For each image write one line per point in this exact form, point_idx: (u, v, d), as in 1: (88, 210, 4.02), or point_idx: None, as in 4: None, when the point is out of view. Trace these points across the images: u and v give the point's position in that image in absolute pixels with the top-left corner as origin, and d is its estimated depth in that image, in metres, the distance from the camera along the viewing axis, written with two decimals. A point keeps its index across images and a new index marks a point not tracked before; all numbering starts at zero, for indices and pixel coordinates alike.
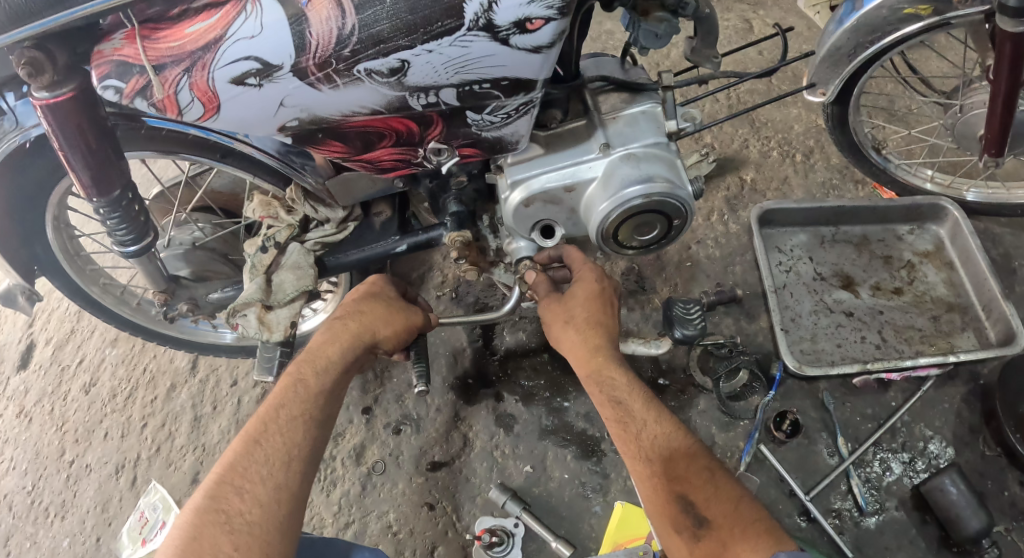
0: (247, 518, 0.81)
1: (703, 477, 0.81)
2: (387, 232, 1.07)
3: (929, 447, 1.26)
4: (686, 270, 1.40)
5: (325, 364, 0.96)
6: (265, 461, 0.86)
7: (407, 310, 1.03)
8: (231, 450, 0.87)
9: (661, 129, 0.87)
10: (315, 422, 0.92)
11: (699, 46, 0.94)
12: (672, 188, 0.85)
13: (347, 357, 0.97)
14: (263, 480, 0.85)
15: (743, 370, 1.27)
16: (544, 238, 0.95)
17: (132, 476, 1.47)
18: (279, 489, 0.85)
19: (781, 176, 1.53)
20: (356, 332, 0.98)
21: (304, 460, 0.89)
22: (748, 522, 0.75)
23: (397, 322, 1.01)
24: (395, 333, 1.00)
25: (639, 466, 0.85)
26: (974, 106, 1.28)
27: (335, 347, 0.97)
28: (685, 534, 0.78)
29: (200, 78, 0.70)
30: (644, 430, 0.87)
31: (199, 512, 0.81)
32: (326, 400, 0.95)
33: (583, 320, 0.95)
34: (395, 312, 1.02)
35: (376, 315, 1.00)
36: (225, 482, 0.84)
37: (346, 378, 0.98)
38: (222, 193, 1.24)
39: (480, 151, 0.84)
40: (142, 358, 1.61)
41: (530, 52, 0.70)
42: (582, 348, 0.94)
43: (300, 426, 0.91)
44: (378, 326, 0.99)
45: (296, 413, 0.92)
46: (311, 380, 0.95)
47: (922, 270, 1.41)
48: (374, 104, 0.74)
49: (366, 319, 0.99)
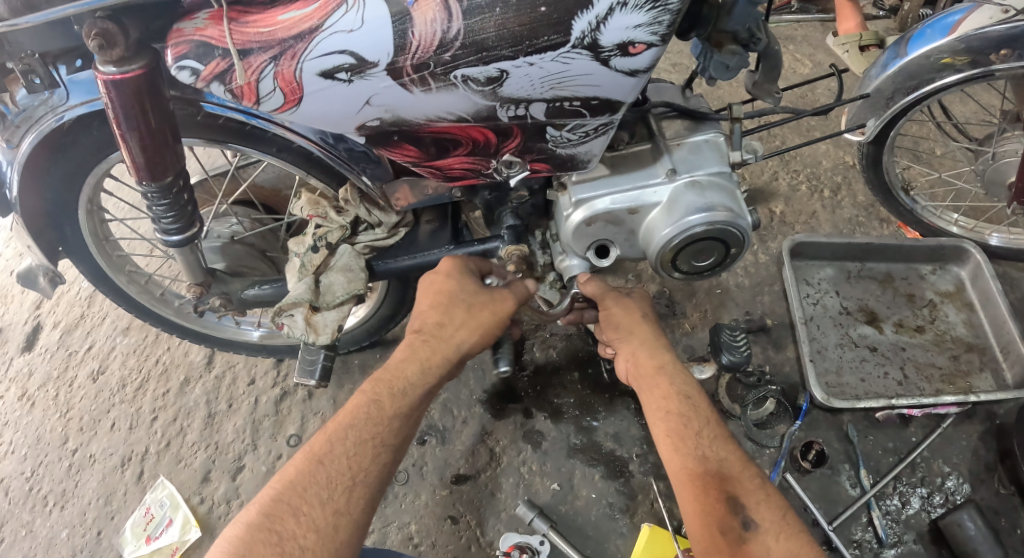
0: (300, 543, 0.78)
1: (755, 484, 0.83)
2: (439, 241, 1.08)
3: (946, 482, 1.28)
4: (715, 297, 1.41)
5: (399, 387, 0.90)
6: (328, 484, 0.82)
7: (501, 301, 0.95)
8: (295, 466, 0.84)
9: (725, 159, 0.89)
10: (392, 445, 0.88)
11: (760, 80, 0.96)
12: (734, 218, 0.87)
13: (426, 378, 0.91)
14: (323, 502, 0.81)
15: (771, 399, 1.28)
16: (600, 258, 0.95)
17: (139, 470, 1.44)
18: (339, 514, 0.81)
19: (809, 210, 1.55)
20: (439, 343, 0.92)
21: (369, 487, 0.85)
22: (794, 532, 0.79)
23: (483, 325, 0.94)
24: (482, 339, 0.94)
25: (689, 463, 0.84)
26: (1005, 154, 1.32)
27: (412, 367, 0.91)
28: (730, 534, 0.78)
29: (286, 67, 0.71)
30: (704, 431, 0.87)
31: (253, 528, 0.78)
32: (404, 422, 0.90)
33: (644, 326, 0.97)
34: (480, 308, 0.94)
35: (460, 323, 0.93)
36: (286, 498, 0.81)
37: (424, 403, 0.92)
38: (264, 187, 1.25)
39: (550, 167, 0.85)
40: (155, 350, 1.59)
41: (626, 75, 0.71)
42: (653, 341, 0.96)
43: (368, 451, 0.86)
44: (461, 333, 0.93)
45: (364, 437, 0.86)
46: (386, 403, 0.89)
47: (944, 310, 1.44)
48: (462, 111, 0.75)
49: (450, 328, 0.93)
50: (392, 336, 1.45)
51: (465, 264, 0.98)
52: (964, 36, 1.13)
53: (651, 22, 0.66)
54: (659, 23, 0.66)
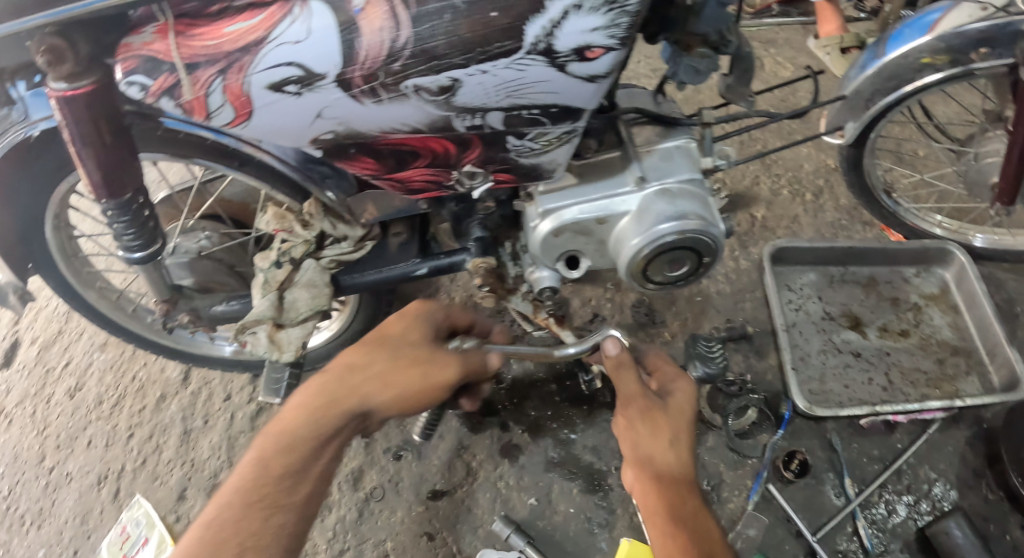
0: None
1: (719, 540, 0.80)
2: (406, 253, 1.05)
3: (933, 489, 1.26)
4: (696, 305, 1.38)
5: (289, 438, 0.82)
6: None
7: (438, 372, 0.89)
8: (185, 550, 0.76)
9: (696, 166, 0.86)
10: (287, 509, 0.80)
11: (733, 83, 0.94)
12: (706, 226, 0.84)
13: (322, 431, 0.82)
14: None
15: (752, 408, 1.25)
16: (570, 269, 0.93)
17: (115, 488, 1.39)
18: None
19: (791, 214, 1.52)
20: (349, 392, 0.84)
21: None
22: None
23: (402, 384, 0.86)
24: (393, 396, 0.86)
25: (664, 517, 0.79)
26: (988, 154, 1.31)
27: (302, 422, 0.82)
28: None
29: (234, 81, 0.68)
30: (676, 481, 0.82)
31: None
32: (305, 484, 0.82)
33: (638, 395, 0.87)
34: (406, 364, 0.87)
35: (375, 375, 0.86)
36: None
37: (327, 454, 0.84)
38: (233, 202, 1.23)
39: (515, 177, 0.83)
40: (132, 366, 1.54)
41: (584, 81, 0.69)
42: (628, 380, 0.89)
43: (266, 524, 0.79)
44: (376, 392, 0.85)
45: (251, 497, 0.79)
46: (274, 462, 0.80)
47: (928, 313, 1.42)
48: (416, 121, 0.74)
49: (361, 377, 0.85)
50: None
51: (427, 313, 0.96)
52: (943, 35, 1.11)
53: (609, 25, 0.64)
54: (617, 27, 0.64)
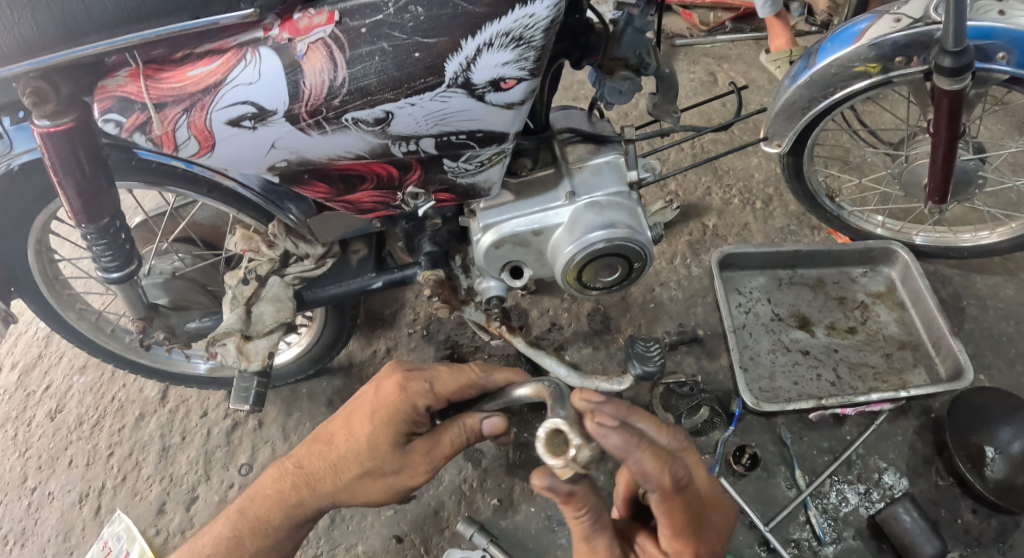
0: None
1: None
2: (364, 268, 1.12)
3: (883, 477, 1.32)
4: (650, 311, 1.45)
5: (264, 526, 0.96)
6: None
7: (404, 476, 0.91)
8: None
9: (623, 179, 0.94)
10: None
11: (660, 101, 1.01)
12: (633, 234, 0.91)
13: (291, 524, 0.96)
14: None
15: (704, 406, 1.31)
16: (514, 279, 0.99)
17: (97, 505, 1.44)
18: None
19: (741, 222, 1.60)
20: (319, 497, 0.93)
21: None
22: None
23: (369, 494, 0.92)
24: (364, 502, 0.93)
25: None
26: (918, 157, 1.39)
27: (276, 512, 0.95)
28: None
29: (198, 118, 0.77)
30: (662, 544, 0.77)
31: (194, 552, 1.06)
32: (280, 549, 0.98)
33: (678, 504, 0.72)
34: (374, 479, 0.91)
35: (344, 483, 0.92)
36: None
37: (306, 523, 0.98)
38: (204, 225, 1.29)
39: (455, 197, 0.91)
40: (111, 387, 1.59)
41: (503, 108, 0.79)
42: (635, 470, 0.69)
43: None
44: (345, 494, 0.92)
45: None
46: (245, 545, 0.96)
47: (875, 310, 1.49)
48: (359, 149, 0.81)
49: (330, 485, 0.92)
50: (338, 364, 1.49)
51: (405, 412, 0.89)
52: (869, 43, 1.18)
53: (518, 58, 0.74)
54: (526, 59, 0.74)
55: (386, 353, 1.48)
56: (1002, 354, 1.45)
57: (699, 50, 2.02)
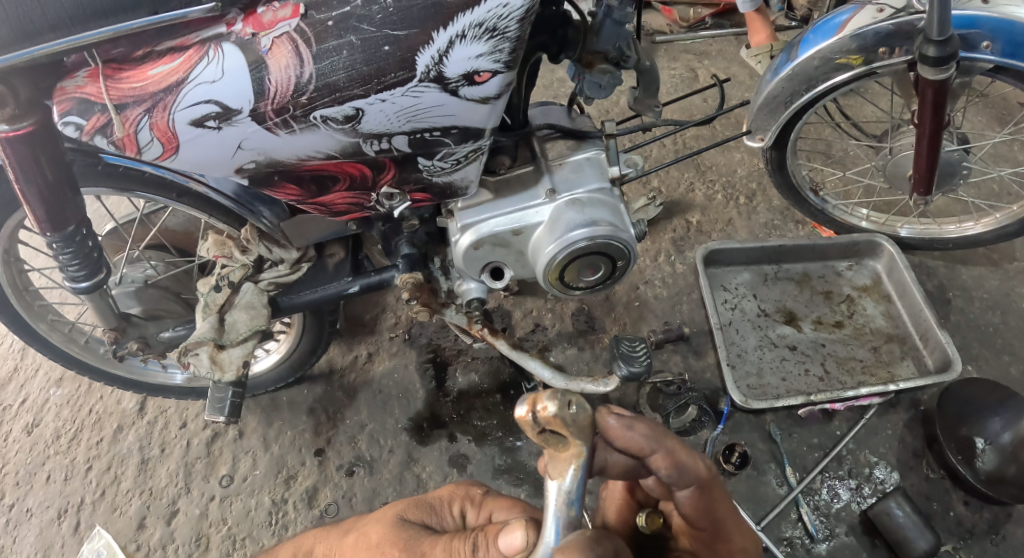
0: None
1: None
2: (339, 273, 1.08)
3: (874, 472, 1.31)
4: (634, 309, 1.43)
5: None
6: None
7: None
8: None
9: (605, 175, 0.91)
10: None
11: (640, 96, 0.99)
12: (616, 231, 0.88)
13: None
14: None
15: (692, 405, 1.30)
16: (494, 280, 0.96)
17: (76, 521, 1.39)
18: None
19: (725, 218, 1.58)
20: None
21: None
22: None
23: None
24: None
25: None
26: (902, 148, 1.38)
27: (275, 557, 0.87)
28: None
29: (160, 118, 0.73)
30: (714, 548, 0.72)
31: None
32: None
33: (714, 492, 0.70)
34: (361, 545, 0.78)
35: (338, 550, 0.81)
36: None
37: None
38: (176, 231, 1.25)
39: (431, 196, 0.88)
40: (88, 400, 1.54)
41: (478, 103, 0.76)
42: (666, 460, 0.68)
43: None
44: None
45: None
46: None
47: (862, 304, 1.47)
48: (329, 149, 0.78)
49: (329, 548, 0.83)
50: (319, 371, 1.45)
51: (444, 501, 0.82)
52: (851, 34, 1.16)
53: (492, 51, 0.72)
54: (500, 51, 0.72)
55: (368, 358, 1.45)
56: (989, 345, 1.44)
57: (679, 46, 2.00)
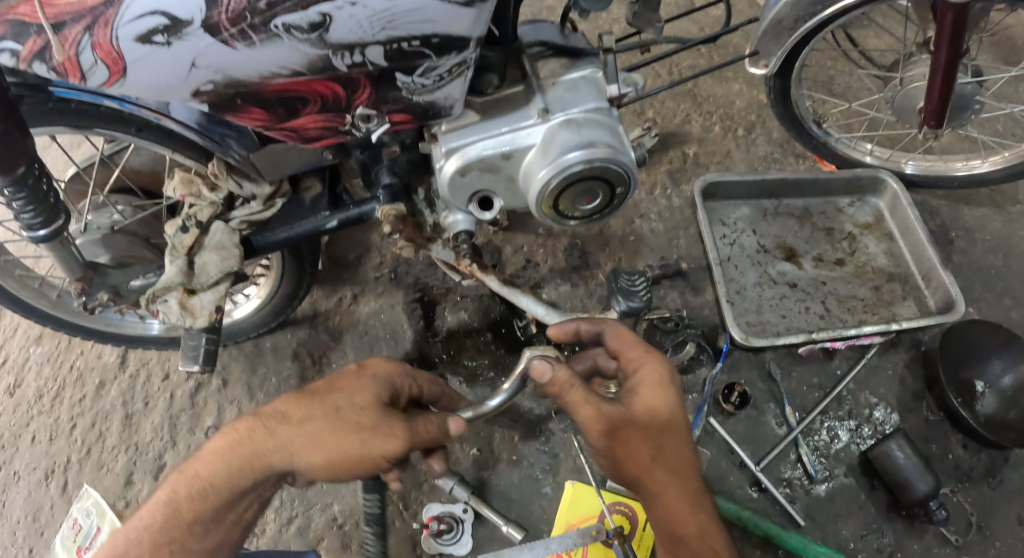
0: None
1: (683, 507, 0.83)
2: (316, 207, 1.00)
3: (874, 413, 1.28)
4: (629, 244, 1.37)
5: (202, 489, 0.80)
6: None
7: (379, 441, 0.78)
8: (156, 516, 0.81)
9: (602, 95, 0.84)
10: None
11: (640, 10, 0.91)
12: (615, 154, 0.81)
13: (233, 476, 0.79)
14: None
15: (690, 343, 1.23)
16: (483, 211, 0.89)
17: (63, 481, 1.35)
18: None
19: (723, 150, 1.51)
20: (283, 453, 0.79)
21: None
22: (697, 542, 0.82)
23: (336, 451, 0.78)
24: (324, 460, 0.78)
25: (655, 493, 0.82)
26: (912, 80, 1.30)
27: (224, 462, 0.80)
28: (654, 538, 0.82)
29: (102, 36, 0.67)
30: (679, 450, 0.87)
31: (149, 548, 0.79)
32: (220, 529, 0.82)
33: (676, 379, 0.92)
34: (348, 432, 0.78)
35: (308, 433, 0.79)
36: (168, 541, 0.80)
37: (243, 486, 0.80)
38: (142, 171, 1.17)
39: (412, 118, 0.81)
40: (68, 356, 1.47)
41: (461, 7, 0.69)
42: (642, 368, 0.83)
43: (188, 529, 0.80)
44: (305, 450, 0.78)
45: (160, 542, 0.80)
46: (195, 494, 0.80)
47: (863, 242, 1.42)
48: (294, 63, 0.71)
49: (293, 431, 0.79)
50: (302, 314, 1.38)
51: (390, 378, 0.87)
52: None
53: None
54: None
55: (353, 300, 1.38)
56: (991, 287, 1.41)
57: None
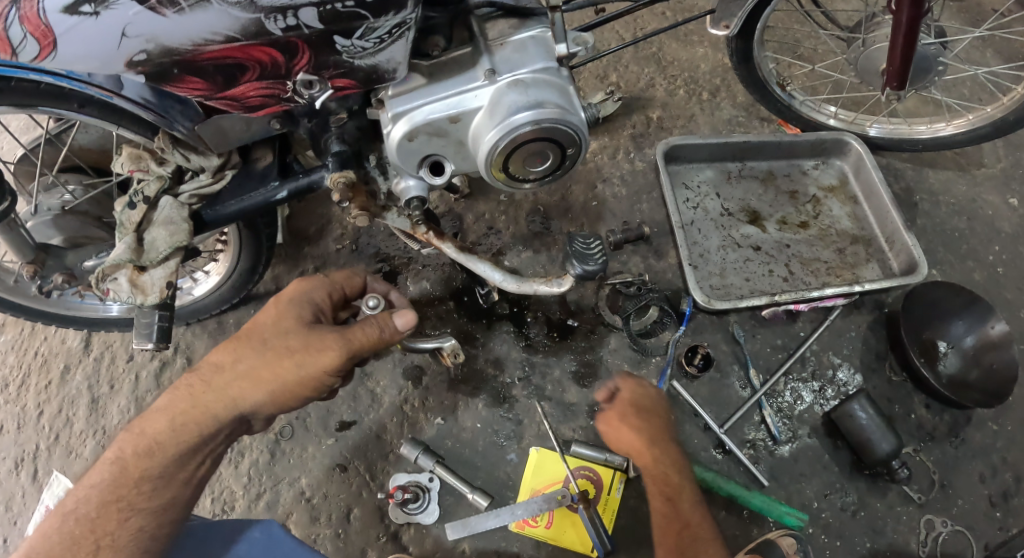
0: (133, 528, 0.85)
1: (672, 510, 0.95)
2: (266, 177, 0.99)
3: (837, 374, 1.30)
4: (592, 210, 1.37)
5: (149, 446, 0.87)
6: (117, 523, 0.84)
7: (314, 358, 0.86)
8: (101, 479, 0.86)
9: (551, 54, 0.82)
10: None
11: None
12: (563, 115, 0.80)
13: (173, 427, 0.88)
14: (120, 529, 0.84)
15: (653, 306, 1.24)
16: (434, 176, 0.88)
17: (33, 469, 1.34)
18: (153, 537, 0.86)
19: (688, 114, 1.51)
20: (226, 400, 0.87)
21: (138, 520, 0.85)
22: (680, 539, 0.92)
23: (272, 380, 0.87)
24: (267, 392, 0.87)
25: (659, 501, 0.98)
26: (877, 41, 1.29)
27: (162, 419, 0.88)
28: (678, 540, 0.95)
29: (29, 9, 0.66)
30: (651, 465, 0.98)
31: (94, 516, 0.84)
32: (169, 487, 0.87)
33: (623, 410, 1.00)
34: (280, 358, 0.87)
35: (242, 374, 0.87)
36: (115, 502, 0.85)
37: (191, 432, 0.87)
38: (90, 149, 1.13)
39: (355, 83, 0.79)
40: (32, 343, 1.44)
41: None
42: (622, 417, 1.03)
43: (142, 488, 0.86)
44: (241, 387, 0.87)
45: (109, 498, 0.85)
46: (142, 454, 0.86)
47: (827, 205, 1.43)
48: (227, 29, 0.69)
49: (230, 375, 0.87)
50: (264, 290, 1.36)
51: (307, 298, 0.94)
52: None
53: None
54: None
55: (315, 273, 1.35)
56: (953, 250, 1.42)
57: None
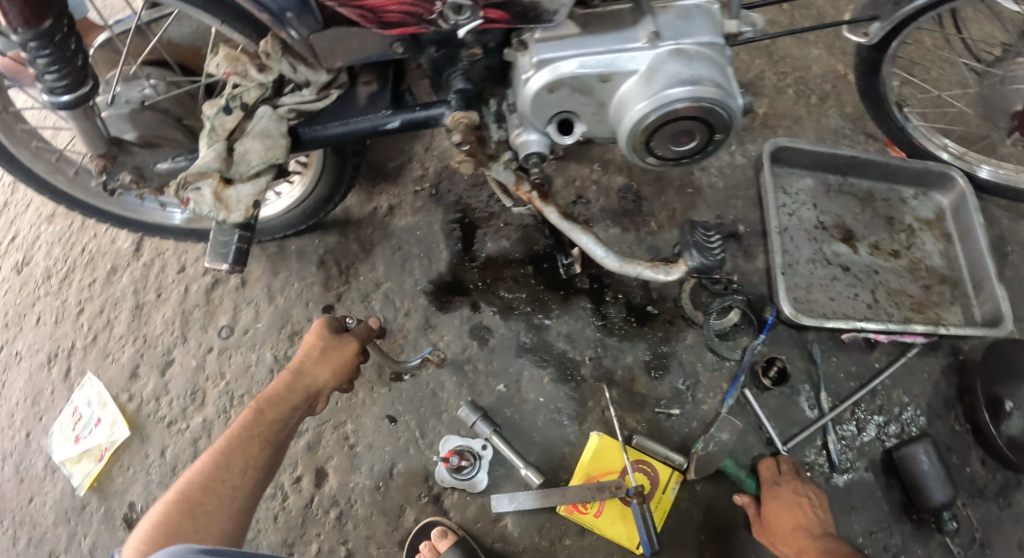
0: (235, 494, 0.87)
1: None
2: (377, 104, 0.95)
3: (903, 413, 1.24)
4: (686, 196, 1.31)
5: (262, 424, 0.93)
6: (216, 495, 0.86)
7: (348, 346, 1.02)
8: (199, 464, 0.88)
9: (718, 28, 0.76)
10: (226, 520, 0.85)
11: None
12: (723, 96, 0.75)
13: (288, 402, 0.96)
14: (231, 489, 0.87)
15: (735, 309, 1.18)
16: (562, 135, 0.83)
17: (66, 367, 1.32)
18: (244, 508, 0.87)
19: (794, 115, 1.44)
20: (301, 383, 0.97)
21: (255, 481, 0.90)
22: None
23: (332, 362, 1.00)
24: (332, 373, 1.00)
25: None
26: (1014, 80, 1.21)
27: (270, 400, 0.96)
28: None
29: None
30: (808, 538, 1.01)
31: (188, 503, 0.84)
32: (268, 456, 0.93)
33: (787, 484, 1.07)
34: (331, 350, 1.01)
35: (309, 360, 1.00)
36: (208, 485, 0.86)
37: (296, 406, 0.97)
38: (180, 44, 1.07)
39: (508, 17, 0.73)
40: (81, 238, 1.41)
41: None
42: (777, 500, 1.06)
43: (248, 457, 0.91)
44: (317, 372, 0.99)
45: (231, 468, 0.88)
46: (254, 429, 0.93)
47: (921, 238, 1.36)
48: None
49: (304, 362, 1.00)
50: (333, 221, 1.32)
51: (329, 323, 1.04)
52: None
53: None
54: None
55: (388, 212, 1.31)
56: None
57: None
